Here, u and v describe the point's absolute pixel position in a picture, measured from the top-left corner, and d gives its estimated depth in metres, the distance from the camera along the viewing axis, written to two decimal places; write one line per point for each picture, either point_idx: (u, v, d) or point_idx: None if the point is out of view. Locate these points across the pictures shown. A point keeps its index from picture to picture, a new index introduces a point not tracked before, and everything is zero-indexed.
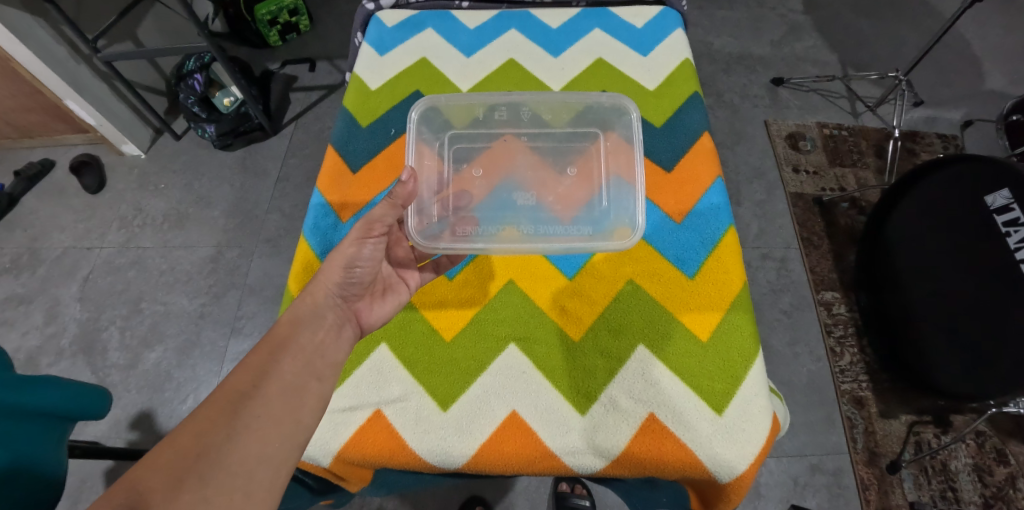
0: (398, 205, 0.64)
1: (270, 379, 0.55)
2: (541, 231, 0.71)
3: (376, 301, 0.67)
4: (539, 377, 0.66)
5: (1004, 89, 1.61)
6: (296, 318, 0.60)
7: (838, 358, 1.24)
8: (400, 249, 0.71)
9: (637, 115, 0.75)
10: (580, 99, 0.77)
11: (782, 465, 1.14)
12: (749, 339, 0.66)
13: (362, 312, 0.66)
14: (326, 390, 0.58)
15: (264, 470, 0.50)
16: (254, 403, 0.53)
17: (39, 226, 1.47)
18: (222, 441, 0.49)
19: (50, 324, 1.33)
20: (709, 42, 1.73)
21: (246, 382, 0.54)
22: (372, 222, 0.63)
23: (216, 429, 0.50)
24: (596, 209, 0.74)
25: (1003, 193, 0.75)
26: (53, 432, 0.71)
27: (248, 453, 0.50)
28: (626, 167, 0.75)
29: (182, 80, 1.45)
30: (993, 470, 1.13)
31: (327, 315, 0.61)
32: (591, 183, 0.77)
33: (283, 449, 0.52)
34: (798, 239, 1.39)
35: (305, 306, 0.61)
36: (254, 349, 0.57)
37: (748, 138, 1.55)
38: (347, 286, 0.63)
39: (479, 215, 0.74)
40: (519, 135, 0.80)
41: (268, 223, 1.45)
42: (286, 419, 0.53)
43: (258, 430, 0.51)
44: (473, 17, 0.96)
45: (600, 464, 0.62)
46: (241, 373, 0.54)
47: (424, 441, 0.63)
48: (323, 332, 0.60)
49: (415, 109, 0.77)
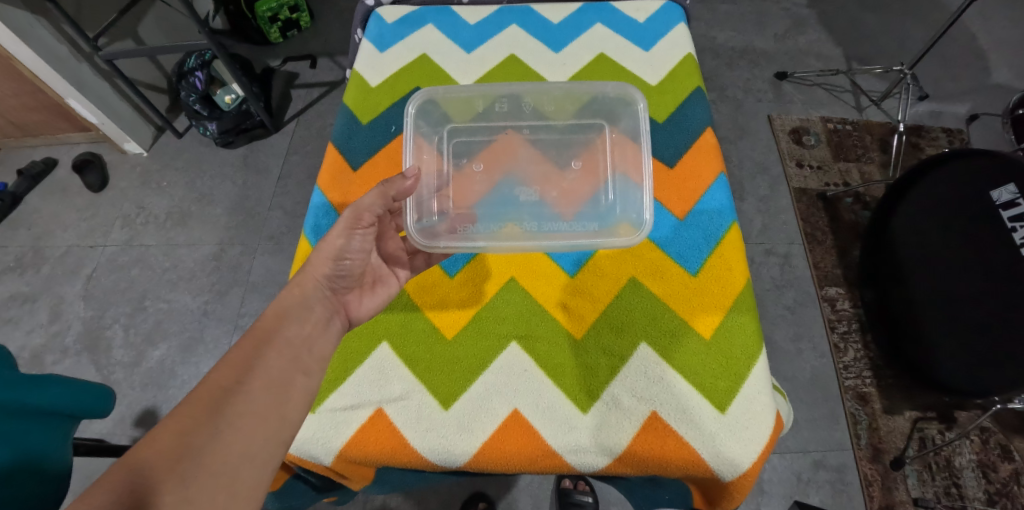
0: (387, 194, 0.65)
1: (256, 375, 0.54)
2: (542, 227, 0.71)
3: (365, 294, 0.67)
4: (540, 375, 0.65)
5: (1011, 82, 1.60)
6: (282, 311, 0.60)
7: (842, 355, 1.24)
8: (391, 242, 0.71)
9: (642, 106, 0.73)
10: (585, 89, 0.77)
11: (784, 461, 1.14)
12: (752, 337, 0.65)
13: (351, 305, 0.66)
14: (313, 384, 0.58)
15: (249, 468, 0.50)
16: (237, 400, 0.52)
17: (43, 225, 1.47)
18: (205, 440, 0.49)
19: (55, 322, 1.34)
20: (712, 36, 1.71)
21: (230, 379, 0.53)
22: (360, 212, 0.64)
23: (198, 428, 0.49)
24: (602, 204, 0.74)
25: (1009, 187, 0.75)
26: (58, 431, 0.72)
27: (232, 451, 0.49)
28: (632, 159, 0.75)
29: (183, 77, 1.46)
30: (998, 467, 1.12)
31: (314, 308, 0.62)
32: (595, 176, 0.76)
33: (267, 448, 0.51)
34: (803, 234, 1.38)
35: (292, 297, 0.61)
36: (236, 344, 0.56)
37: (751, 132, 1.54)
38: (336, 278, 0.64)
39: (480, 212, 0.74)
40: (519, 129, 0.80)
41: (270, 220, 1.45)
42: (273, 415, 0.53)
43: (242, 428, 0.51)
44: (474, 13, 0.95)
45: (604, 462, 0.61)
46: (225, 369, 0.54)
47: (426, 439, 0.62)
48: (310, 325, 0.61)
49: (412, 104, 0.76)
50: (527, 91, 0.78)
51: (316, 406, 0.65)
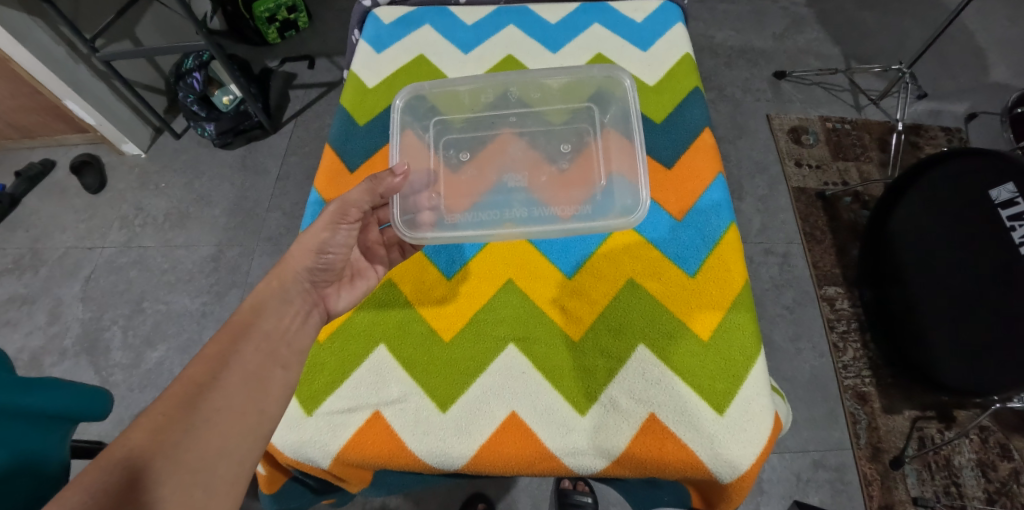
0: (376, 191, 0.65)
1: (233, 368, 0.54)
2: (531, 215, 0.72)
3: (344, 288, 0.68)
4: (538, 377, 0.65)
5: (1009, 80, 1.60)
6: (258, 304, 0.60)
7: (841, 354, 1.24)
8: (371, 233, 0.72)
9: (630, 84, 0.75)
10: (573, 76, 0.78)
11: (784, 461, 1.14)
12: (750, 338, 0.65)
13: (330, 298, 0.66)
14: (291, 378, 0.58)
15: (227, 464, 0.49)
16: (214, 395, 0.51)
17: (41, 227, 1.47)
18: (180, 437, 0.48)
19: (53, 324, 1.33)
20: (711, 36, 1.71)
21: (205, 374, 0.52)
22: (346, 207, 0.64)
23: (173, 425, 0.48)
24: (595, 193, 0.74)
25: (1008, 186, 0.75)
26: (57, 434, 0.72)
27: (208, 447, 0.49)
28: (624, 146, 0.75)
29: (181, 78, 1.45)
30: (998, 466, 1.12)
31: (294, 301, 0.62)
32: (589, 164, 0.76)
33: (245, 443, 0.51)
34: (801, 233, 1.38)
35: (270, 290, 0.61)
36: (212, 338, 0.56)
37: (750, 132, 1.54)
38: (316, 271, 0.64)
39: (473, 204, 0.75)
40: (509, 119, 0.81)
41: (269, 221, 1.45)
42: (251, 410, 0.53)
43: (218, 424, 0.50)
44: (471, 13, 0.95)
45: (602, 464, 0.61)
46: (200, 364, 0.53)
47: (423, 443, 0.62)
48: (289, 318, 0.61)
49: (400, 98, 0.78)
50: (514, 81, 0.79)
51: (313, 409, 0.64)
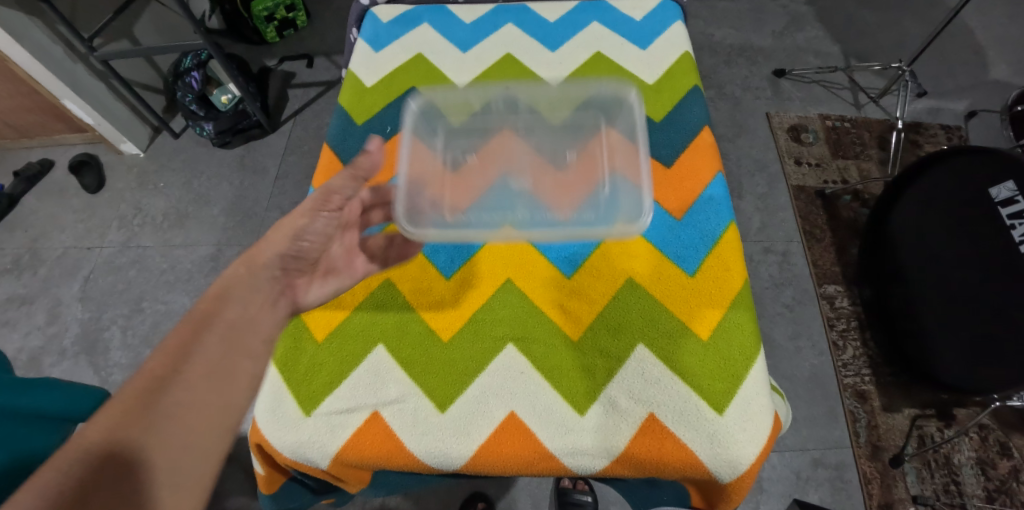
0: (359, 176, 0.67)
1: (193, 362, 0.50)
2: (533, 219, 0.72)
3: (317, 279, 0.65)
4: (537, 377, 0.64)
5: (1009, 79, 1.60)
6: (223, 291, 0.56)
7: (840, 352, 1.24)
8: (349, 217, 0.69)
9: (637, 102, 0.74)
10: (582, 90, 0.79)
11: (784, 459, 1.14)
12: (750, 337, 0.65)
13: (301, 287, 0.63)
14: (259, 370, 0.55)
15: (190, 462, 0.46)
16: (173, 390, 0.48)
17: (39, 227, 1.47)
18: (137, 436, 0.45)
19: (52, 324, 1.33)
20: (710, 34, 1.71)
21: (165, 367, 0.49)
22: (328, 194, 0.65)
23: (129, 423, 0.45)
24: (599, 198, 0.74)
25: (1008, 184, 0.75)
26: (55, 433, 0.72)
27: (169, 445, 0.46)
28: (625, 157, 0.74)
29: (179, 78, 1.46)
30: (997, 464, 1.12)
31: (261, 289, 0.58)
32: (593, 172, 0.77)
33: (207, 439, 0.48)
34: (800, 232, 1.38)
35: (236, 277, 0.58)
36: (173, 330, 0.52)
37: (749, 130, 1.53)
38: (288, 258, 0.61)
39: (477, 205, 0.75)
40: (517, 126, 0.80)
41: (268, 221, 1.45)
42: (214, 403, 0.50)
43: (179, 419, 0.47)
44: (470, 12, 0.95)
45: (600, 465, 0.61)
46: (159, 357, 0.50)
47: (421, 443, 0.61)
48: (255, 307, 0.57)
49: (412, 102, 0.77)
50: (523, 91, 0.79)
51: (311, 410, 0.63)
